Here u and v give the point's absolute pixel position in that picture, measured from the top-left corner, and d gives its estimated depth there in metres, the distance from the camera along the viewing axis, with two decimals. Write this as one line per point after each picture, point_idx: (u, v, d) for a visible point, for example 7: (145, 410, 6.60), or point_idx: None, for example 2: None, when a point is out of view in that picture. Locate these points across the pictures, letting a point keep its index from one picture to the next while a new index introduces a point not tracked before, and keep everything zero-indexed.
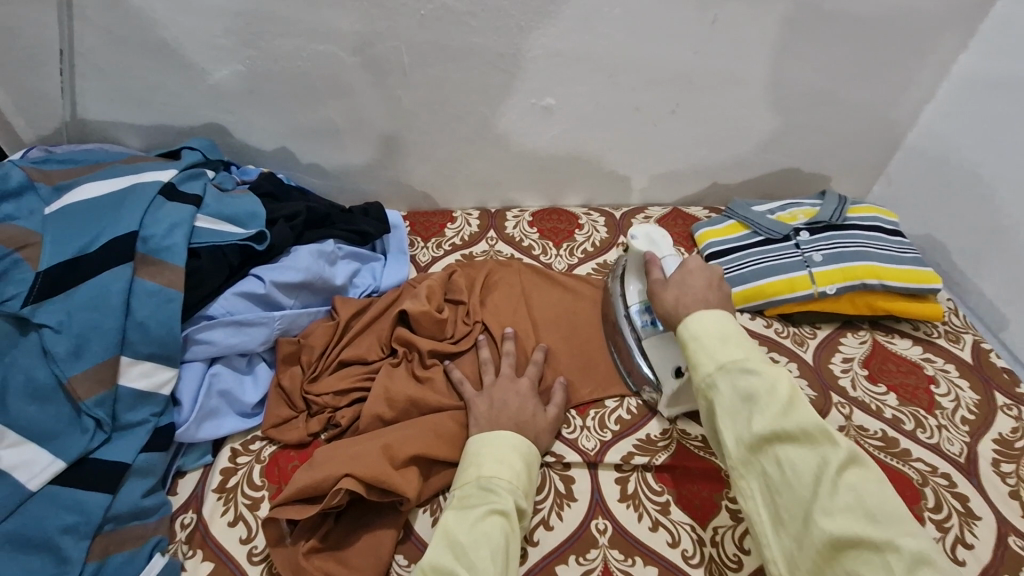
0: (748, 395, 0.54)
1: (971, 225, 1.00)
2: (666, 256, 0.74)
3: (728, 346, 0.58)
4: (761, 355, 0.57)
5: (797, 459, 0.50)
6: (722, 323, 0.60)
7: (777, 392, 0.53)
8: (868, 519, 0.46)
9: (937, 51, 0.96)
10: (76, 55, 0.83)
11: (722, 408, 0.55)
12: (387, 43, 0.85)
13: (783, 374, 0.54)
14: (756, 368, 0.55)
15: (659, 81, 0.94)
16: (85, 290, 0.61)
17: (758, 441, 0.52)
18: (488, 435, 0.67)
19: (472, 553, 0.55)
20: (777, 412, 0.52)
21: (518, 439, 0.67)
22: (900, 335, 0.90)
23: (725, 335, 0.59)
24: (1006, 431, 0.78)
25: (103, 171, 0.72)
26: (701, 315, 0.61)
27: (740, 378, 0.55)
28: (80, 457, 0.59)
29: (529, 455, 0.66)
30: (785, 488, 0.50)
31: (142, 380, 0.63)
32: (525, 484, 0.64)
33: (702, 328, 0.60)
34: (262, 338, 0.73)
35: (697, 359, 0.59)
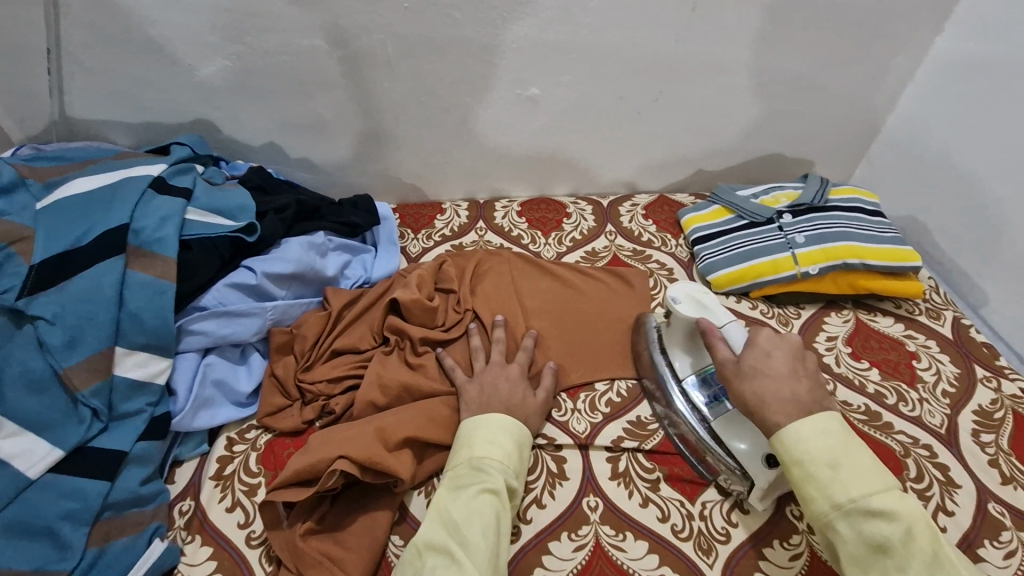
0: (879, 545, 0.52)
1: (951, 204, 1.02)
2: (727, 325, 0.68)
3: (847, 478, 0.54)
4: (882, 484, 0.54)
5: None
6: (832, 448, 0.56)
7: (919, 551, 0.51)
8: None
9: (914, 35, 0.97)
10: (63, 53, 0.83)
11: (849, 553, 0.53)
12: (372, 37, 0.86)
13: (918, 518, 0.52)
14: (890, 517, 0.52)
15: (642, 70, 0.95)
16: (78, 282, 0.62)
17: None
18: (483, 418, 0.68)
19: (464, 530, 0.57)
20: (921, 574, 0.50)
21: (508, 421, 0.68)
22: (882, 313, 0.92)
23: (836, 461, 0.55)
24: (986, 402, 0.80)
25: (93, 167, 0.73)
26: (807, 438, 0.57)
27: (868, 524, 0.53)
28: (77, 446, 0.60)
29: (521, 436, 0.68)
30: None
31: (137, 370, 0.64)
32: (518, 464, 0.65)
33: (812, 452, 0.56)
34: (254, 328, 0.74)
35: (812, 495, 0.55)
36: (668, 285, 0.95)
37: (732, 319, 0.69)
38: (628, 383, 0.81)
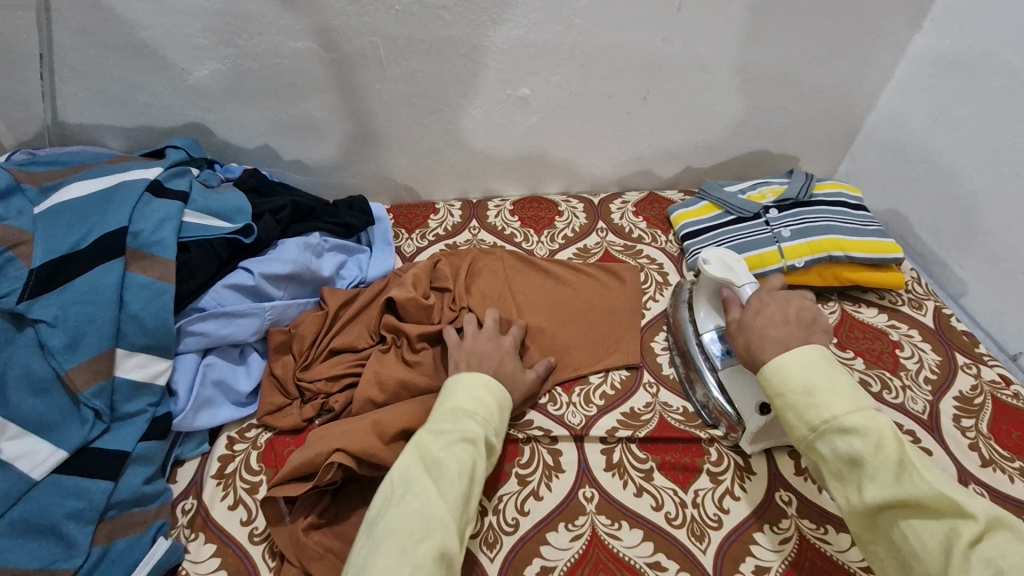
0: (850, 457, 0.55)
1: (931, 196, 1.05)
2: (745, 285, 0.76)
3: (822, 400, 0.58)
4: (858, 405, 0.57)
5: (924, 530, 0.51)
6: (808, 373, 0.60)
7: (886, 458, 0.53)
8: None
9: (892, 33, 1.00)
10: (55, 58, 0.84)
11: (830, 470, 0.57)
12: (364, 39, 0.87)
13: (886, 428, 0.55)
14: (858, 429, 0.55)
15: (629, 69, 0.97)
16: (79, 284, 0.62)
17: (874, 510, 0.54)
18: (466, 375, 0.70)
19: (438, 472, 0.60)
20: (889, 483, 0.53)
21: (492, 381, 0.70)
22: (866, 304, 0.95)
23: (810, 388, 0.59)
24: (966, 388, 0.83)
25: (89, 171, 0.74)
26: (783, 367, 0.61)
27: (841, 440, 0.56)
28: (80, 447, 0.60)
29: (502, 397, 0.69)
30: (917, 559, 0.52)
31: (138, 372, 0.65)
32: (498, 421, 0.67)
33: (787, 382, 0.60)
34: (253, 328, 0.75)
35: (793, 421, 0.60)
36: (659, 280, 0.97)
37: (751, 282, 0.76)
38: (621, 376, 0.83)
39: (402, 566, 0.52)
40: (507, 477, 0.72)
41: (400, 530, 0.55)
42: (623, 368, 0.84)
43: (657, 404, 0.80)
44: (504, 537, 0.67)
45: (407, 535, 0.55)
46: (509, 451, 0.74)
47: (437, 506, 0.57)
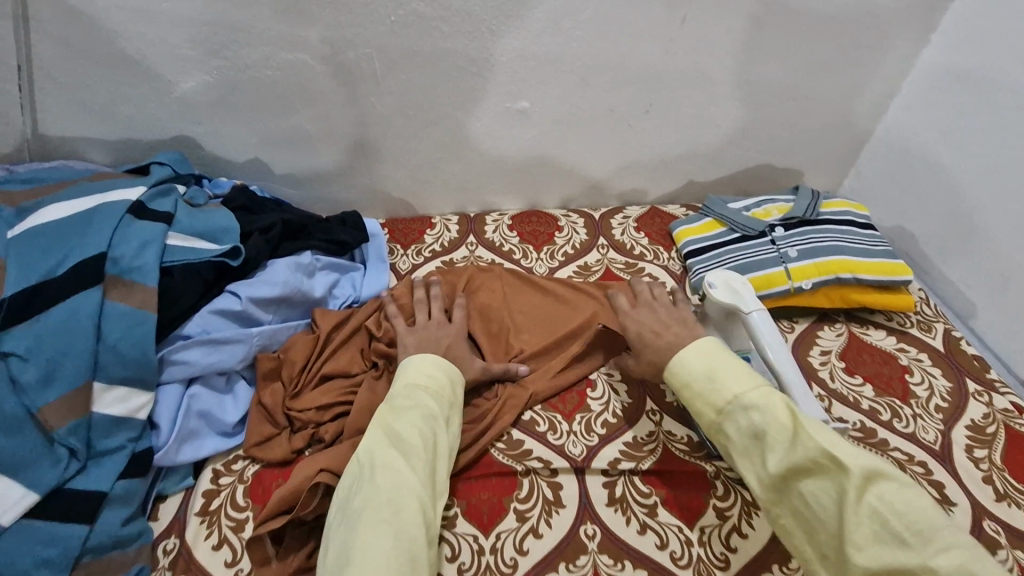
0: (754, 431, 0.59)
1: (938, 214, 1.03)
2: (752, 311, 0.75)
3: (722, 383, 0.63)
4: (757, 383, 0.62)
5: (819, 491, 0.54)
6: (708, 361, 0.66)
7: (779, 424, 0.58)
8: (900, 544, 0.49)
9: (900, 47, 0.98)
10: (34, 69, 0.80)
11: (738, 450, 0.61)
12: (358, 50, 0.84)
13: (778, 397, 0.60)
14: (755, 402, 0.60)
15: (632, 81, 0.94)
16: (54, 315, 0.59)
17: (776, 479, 0.57)
18: (420, 355, 0.71)
19: (401, 447, 0.61)
20: (784, 451, 0.57)
21: (442, 359, 0.72)
22: (874, 326, 0.92)
23: (709, 371, 0.65)
24: (978, 417, 0.81)
25: (68, 191, 0.71)
26: (685, 358, 0.67)
27: (742, 417, 0.60)
28: (54, 489, 0.57)
29: (455, 374, 0.71)
30: (817, 520, 0.54)
31: (117, 406, 0.62)
32: (452, 393, 0.69)
33: (688, 370, 0.66)
34: (240, 355, 0.72)
35: (700, 407, 0.65)
36: None
37: (760, 308, 0.75)
38: (624, 403, 0.80)
39: (385, 547, 0.53)
40: (504, 513, 0.69)
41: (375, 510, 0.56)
42: (626, 396, 0.81)
43: (661, 433, 0.77)
44: None
45: (383, 510, 0.56)
46: (507, 484, 0.71)
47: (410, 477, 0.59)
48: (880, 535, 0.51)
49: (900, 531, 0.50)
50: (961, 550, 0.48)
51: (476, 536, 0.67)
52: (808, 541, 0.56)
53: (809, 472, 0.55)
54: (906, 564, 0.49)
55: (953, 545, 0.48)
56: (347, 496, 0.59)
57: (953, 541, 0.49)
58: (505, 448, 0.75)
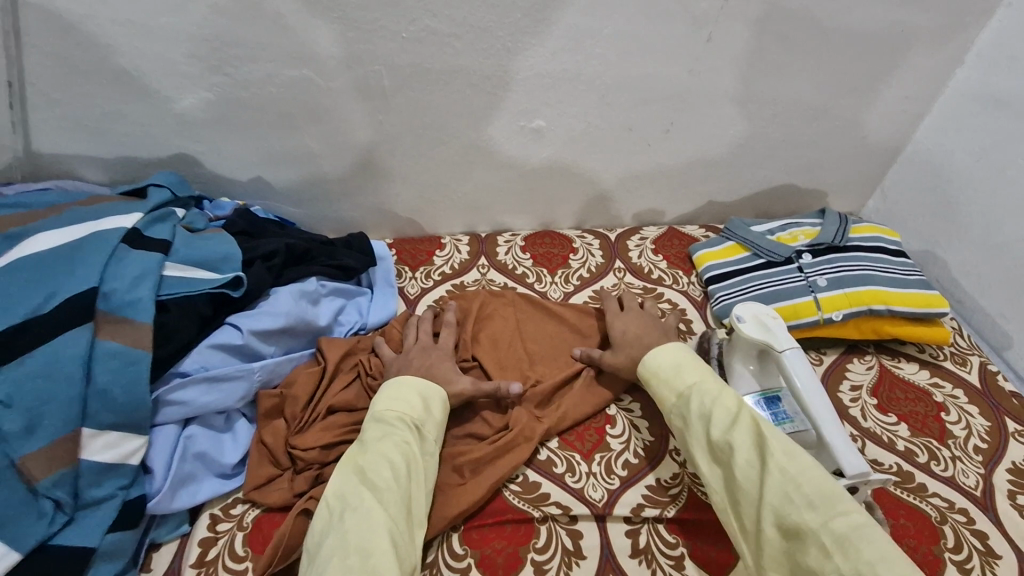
0: (704, 412, 0.67)
1: (970, 240, 0.99)
2: (787, 350, 0.71)
3: (685, 374, 0.72)
4: (714, 378, 0.72)
5: (748, 463, 0.61)
6: (676, 356, 0.75)
7: (725, 408, 0.66)
8: (808, 506, 0.57)
9: (930, 67, 0.94)
10: (26, 86, 0.76)
11: (688, 430, 0.68)
12: (367, 67, 0.80)
13: (729, 392, 0.69)
14: (708, 390, 0.69)
15: (653, 101, 0.90)
16: (38, 357, 0.55)
17: (715, 451, 0.65)
18: (397, 381, 0.69)
19: (371, 476, 0.59)
20: (724, 427, 0.65)
21: (420, 382, 0.70)
22: (906, 358, 0.88)
23: (678, 364, 0.74)
24: (1020, 459, 0.76)
25: (58, 217, 0.67)
26: (657, 352, 0.76)
27: (696, 399, 0.69)
28: (37, 546, 0.52)
29: (428, 390, 0.69)
30: (741, 487, 0.61)
31: (107, 453, 0.57)
32: (424, 413, 0.67)
33: (658, 363, 0.74)
34: (240, 393, 0.68)
35: (662, 392, 0.73)
36: (682, 328, 0.90)
37: (794, 345, 0.71)
38: (646, 442, 0.76)
39: (354, 558, 0.53)
40: (520, 565, 0.64)
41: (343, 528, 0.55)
42: (648, 434, 0.76)
43: (686, 475, 0.73)
44: None
45: (350, 557, 0.53)
46: (523, 532, 0.67)
47: (382, 482, 0.59)
48: (792, 499, 0.57)
49: (810, 495, 0.57)
50: (856, 516, 0.56)
51: None
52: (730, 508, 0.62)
53: (743, 446, 0.62)
54: (808, 521, 0.56)
55: (850, 512, 0.56)
56: (318, 540, 0.56)
57: (852, 510, 0.56)
58: (520, 491, 0.70)
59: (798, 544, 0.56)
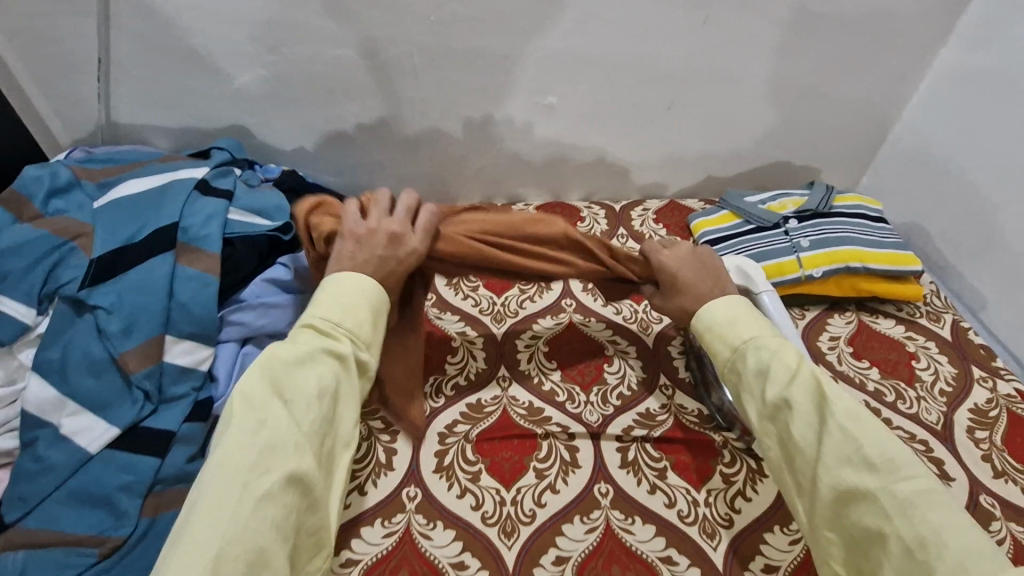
0: (761, 369, 0.65)
1: (953, 211, 1.06)
2: (764, 291, 0.81)
3: (741, 328, 0.69)
4: (772, 332, 0.68)
5: (807, 425, 0.60)
6: (732, 309, 0.70)
7: (785, 363, 0.64)
8: (869, 469, 0.56)
9: (915, 48, 1.01)
10: (112, 63, 0.89)
11: (744, 387, 0.67)
12: (400, 48, 0.91)
13: (790, 346, 0.66)
14: (764, 344, 0.66)
15: (655, 80, 1.00)
16: (133, 276, 0.68)
17: (770, 410, 0.63)
18: (329, 283, 0.64)
19: (289, 393, 0.57)
20: (782, 384, 0.63)
21: (364, 283, 0.64)
22: (884, 315, 0.96)
23: (734, 318, 0.69)
24: (982, 401, 0.84)
25: (142, 169, 0.80)
26: (713, 302, 0.71)
27: (754, 354, 0.66)
28: (132, 424, 0.65)
29: (379, 300, 0.65)
30: (799, 447, 0.60)
31: (184, 357, 0.69)
32: (372, 333, 0.64)
33: (714, 317, 0.70)
34: (288, 320, 0.78)
35: (716, 347, 0.70)
36: None
37: (771, 289, 0.81)
38: (638, 378, 0.85)
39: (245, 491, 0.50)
40: (525, 470, 0.74)
41: (239, 442, 0.52)
42: (639, 371, 0.86)
43: (672, 405, 0.82)
44: (521, 527, 0.70)
45: (242, 486, 0.50)
46: (528, 445, 0.77)
47: (302, 402, 0.57)
48: (853, 461, 0.57)
49: (873, 459, 0.56)
50: (921, 480, 0.55)
51: (499, 489, 0.72)
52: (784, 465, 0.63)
53: (804, 407, 0.61)
54: (870, 485, 0.56)
55: (916, 475, 0.55)
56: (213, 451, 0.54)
57: (916, 474, 0.55)
58: (526, 414, 0.80)
59: (856, 508, 0.56)
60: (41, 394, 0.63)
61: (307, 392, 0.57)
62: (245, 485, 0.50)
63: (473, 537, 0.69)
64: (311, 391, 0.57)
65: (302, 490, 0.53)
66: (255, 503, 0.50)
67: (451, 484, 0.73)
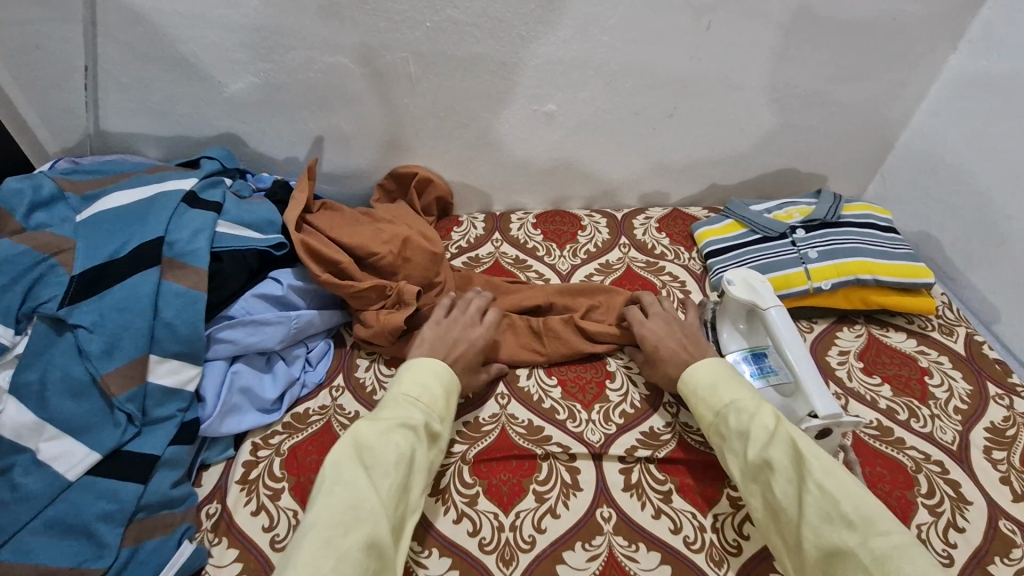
0: (741, 431, 0.65)
1: (964, 220, 1.03)
2: (770, 307, 0.77)
3: (721, 391, 0.69)
4: (752, 394, 0.68)
5: (788, 483, 0.59)
6: (712, 372, 0.72)
7: (762, 423, 0.64)
8: (847, 526, 0.54)
9: (925, 53, 0.98)
10: (99, 71, 0.87)
11: (727, 447, 0.66)
12: (394, 55, 0.88)
13: (767, 406, 0.66)
14: (743, 405, 0.66)
15: (656, 87, 0.97)
16: (115, 293, 0.65)
17: (752, 469, 0.63)
18: (417, 364, 0.71)
19: (370, 458, 0.60)
20: (760, 444, 0.62)
21: (438, 366, 0.71)
22: (895, 328, 0.93)
23: (715, 382, 0.71)
24: (998, 419, 0.81)
25: (129, 181, 0.77)
26: (695, 367, 0.73)
27: (733, 416, 0.66)
28: (114, 449, 0.63)
29: (451, 383, 0.71)
30: (782, 507, 0.59)
31: (170, 377, 0.67)
32: (444, 407, 0.69)
33: (695, 381, 0.72)
34: (280, 336, 0.77)
35: (699, 410, 0.71)
36: (681, 298, 0.96)
37: (779, 305, 0.78)
38: (642, 396, 0.82)
39: (328, 560, 0.51)
40: (523, 493, 0.72)
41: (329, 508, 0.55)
42: (643, 389, 0.83)
43: (677, 424, 0.79)
44: (521, 554, 0.67)
45: (328, 554, 0.52)
46: (526, 466, 0.74)
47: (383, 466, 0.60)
48: (832, 518, 0.55)
49: (849, 515, 0.54)
50: (898, 536, 0.52)
51: (497, 513, 0.70)
52: (773, 527, 0.61)
53: (783, 466, 0.60)
54: (849, 542, 0.53)
55: (892, 530, 0.53)
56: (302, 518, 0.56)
57: (894, 529, 0.53)
58: (525, 432, 0.77)
59: (842, 568, 0.54)
60: (18, 418, 0.60)
61: (386, 459, 0.60)
62: (328, 542, 0.53)
63: (470, 565, 0.66)
64: (389, 460, 0.60)
65: (377, 554, 0.54)
66: (335, 562, 0.51)
67: (447, 509, 0.70)
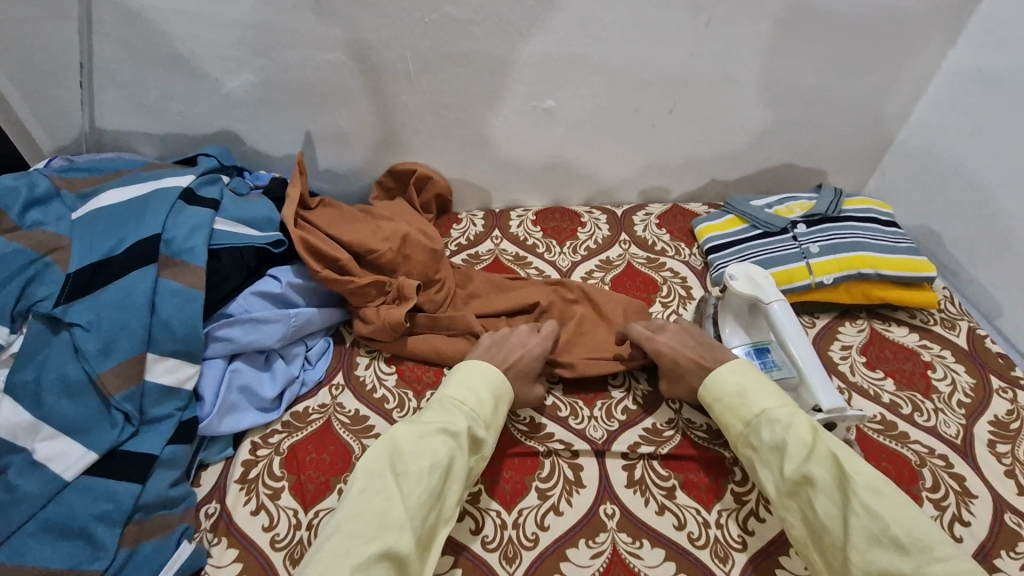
0: (775, 444, 0.64)
1: (964, 215, 1.03)
2: (773, 302, 0.77)
3: (751, 399, 0.69)
4: (783, 401, 0.68)
5: (829, 501, 0.59)
6: (739, 380, 0.71)
7: (799, 438, 0.63)
8: (898, 550, 0.55)
9: (925, 48, 0.98)
10: (94, 68, 0.86)
11: (760, 460, 0.66)
12: (391, 51, 0.88)
13: (801, 417, 0.65)
14: (775, 417, 0.66)
15: (655, 82, 0.97)
16: (111, 291, 0.65)
17: (789, 485, 0.62)
18: (469, 367, 0.72)
19: (405, 465, 0.60)
20: (799, 459, 0.62)
21: (494, 374, 0.71)
22: (897, 323, 0.93)
23: (742, 389, 0.70)
24: (1002, 413, 0.81)
25: (124, 179, 0.76)
26: (721, 373, 0.72)
27: (767, 428, 0.66)
28: (111, 449, 0.62)
29: (501, 391, 0.70)
30: (824, 526, 0.59)
31: (167, 376, 0.67)
32: (491, 413, 0.68)
33: (722, 388, 0.71)
34: (278, 334, 0.76)
35: (727, 419, 0.70)
36: (683, 294, 0.96)
37: (781, 299, 0.77)
38: (644, 392, 0.82)
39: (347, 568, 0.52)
40: (525, 491, 0.71)
41: (355, 518, 0.56)
42: (645, 385, 0.83)
43: (680, 420, 0.79)
44: (524, 552, 0.66)
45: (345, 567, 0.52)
46: (529, 464, 0.74)
47: (415, 471, 0.59)
48: (881, 540, 0.56)
49: (901, 540, 0.55)
50: (953, 561, 0.53)
51: (499, 511, 0.69)
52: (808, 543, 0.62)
53: (824, 484, 0.60)
54: (902, 567, 0.54)
55: (946, 556, 0.53)
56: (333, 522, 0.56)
57: (948, 553, 0.53)
58: (526, 429, 0.77)
59: None
60: (13, 418, 0.59)
61: (419, 465, 0.60)
62: (352, 549, 0.53)
63: (472, 562, 0.65)
64: (422, 465, 0.60)
65: (397, 564, 0.54)
66: (355, 568, 0.52)
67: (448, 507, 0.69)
